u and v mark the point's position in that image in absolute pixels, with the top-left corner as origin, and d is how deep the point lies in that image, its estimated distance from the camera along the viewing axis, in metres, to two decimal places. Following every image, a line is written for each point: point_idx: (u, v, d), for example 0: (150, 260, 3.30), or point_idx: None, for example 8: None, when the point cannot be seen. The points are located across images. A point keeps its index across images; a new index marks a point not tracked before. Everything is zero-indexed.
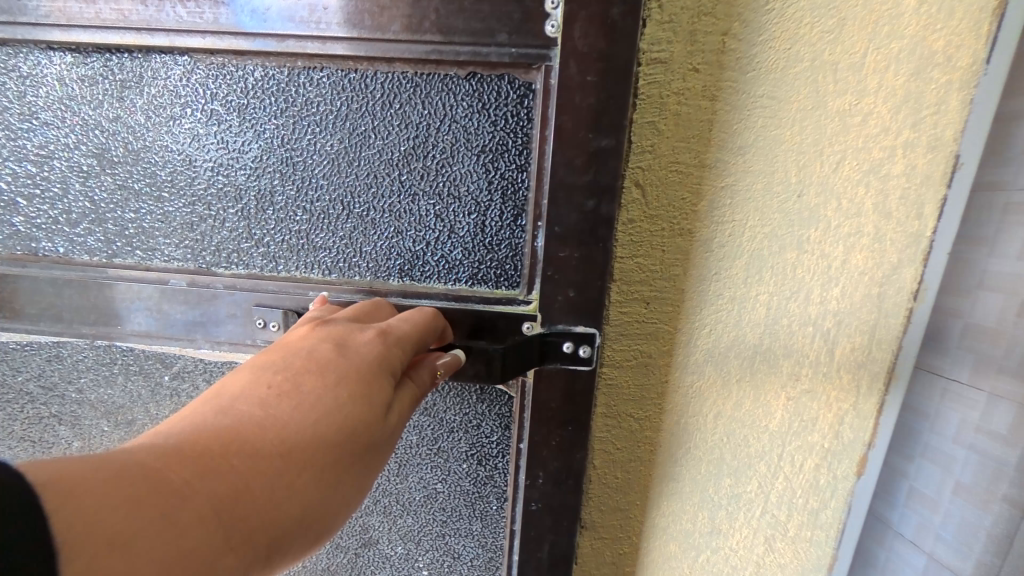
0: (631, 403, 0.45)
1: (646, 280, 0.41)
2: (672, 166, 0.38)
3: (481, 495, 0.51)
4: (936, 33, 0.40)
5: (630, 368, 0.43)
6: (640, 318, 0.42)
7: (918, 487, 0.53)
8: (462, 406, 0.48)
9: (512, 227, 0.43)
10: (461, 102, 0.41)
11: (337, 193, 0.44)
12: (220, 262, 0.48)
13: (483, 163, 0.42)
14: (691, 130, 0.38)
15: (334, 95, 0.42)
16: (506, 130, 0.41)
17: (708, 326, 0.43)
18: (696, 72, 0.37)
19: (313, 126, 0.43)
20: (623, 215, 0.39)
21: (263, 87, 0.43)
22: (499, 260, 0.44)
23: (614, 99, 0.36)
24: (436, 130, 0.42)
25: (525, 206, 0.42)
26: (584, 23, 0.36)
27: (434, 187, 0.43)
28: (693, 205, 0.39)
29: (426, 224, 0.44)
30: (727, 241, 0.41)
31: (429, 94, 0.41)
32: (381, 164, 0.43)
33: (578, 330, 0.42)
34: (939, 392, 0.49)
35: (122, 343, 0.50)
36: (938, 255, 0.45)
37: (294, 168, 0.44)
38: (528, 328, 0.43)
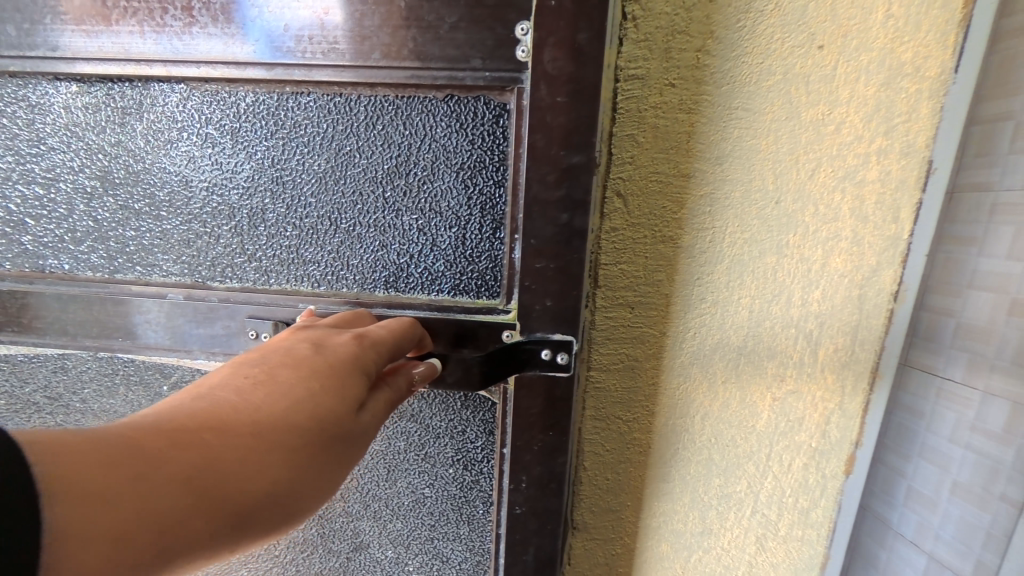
0: (619, 406, 0.46)
1: (630, 286, 0.42)
2: (652, 176, 0.40)
3: (468, 499, 0.52)
4: (904, 45, 0.41)
5: (617, 371, 0.44)
6: (625, 323, 0.43)
7: (917, 486, 0.52)
8: (447, 412, 0.50)
9: (492, 239, 0.44)
10: (440, 123, 0.43)
11: (325, 209, 0.46)
12: (215, 276, 0.49)
13: (462, 180, 0.44)
14: (669, 142, 0.39)
15: (320, 117, 0.44)
16: (483, 148, 0.43)
17: (693, 329, 0.45)
18: (672, 87, 0.38)
19: (301, 146, 0.45)
20: (605, 224, 0.41)
21: (252, 110, 0.45)
22: (480, 271, 0.45)
23: (585, 117, 0.38)
24: (417, 149, 0.44)
25: (503, 219, 0.44)
26: (552, 49, 0.37)
27: (417, 203, 0.45)
28: (673, 213, 0.41)
29: (409, 237, 0.46)
30: (708, 247, 0.43)
31: (410, 116, 0.43)
32: (366, 181, 0.45)
33: (556, 338, 0.43)
34: (934, 391, 0.49)
35: (124, 354, 0.52)
36: (916, 256, 0.46)
37: (284, 187, 0.46)
38: (508, 336, 0.44)
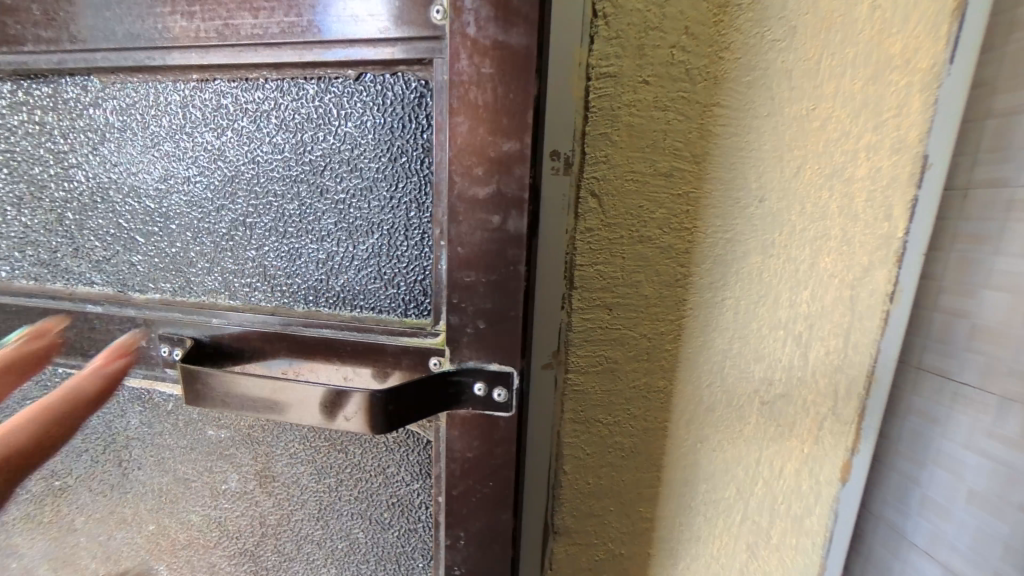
0: (600, 409, 0.44)
1: (608, 287, 0.41)
2: (628, 175, 0.39)
3: (406, 549, 0.47)
4: (892, 37, 0.40)
5: (597, 374, 0.43)
6: (604, 325, 0.42)
7: (931, 495, 0.53)
8: (381, 451, 0.45)
9: (419, 245, 0.40)
10: (353, 108, 0.38)
11: (230, 214, 0.43)
12: (123, 288, 0.47)
13: (381, 175, 0.39)
14: (645, 140, 0.38)
15: (217, 106, 0.40)
16: (404, 136, 0.38)
17: (675, 332, 0.44)
18: (646, 84, 0.37)
19: (198, 141, 0.41)
20: (580, 224, 0.40)
21: (160, 105, 0.41)
22: (408, 282, 0.41)
23: (518, 95, 0.33)
24: (326, 140, 0.39)
25: (430, 222, 0.39)
26: (474, 7, 0.32)
27: (335, 202, 0.40)
28: (651, 213, 0.40)
29: (324, 243, 0.42)
30: (690, 247, 0.42)
31: (316, 100, 0.39)
32: (271, 181, 0.41)
33: (492, 368, 0.38)
34: (950, 395, 0.51)
35: (55, 372, 0.50)
36: (911, 255, 0.45)
37: (184, 189, 0.43)
38: (437, 365, 0.39)
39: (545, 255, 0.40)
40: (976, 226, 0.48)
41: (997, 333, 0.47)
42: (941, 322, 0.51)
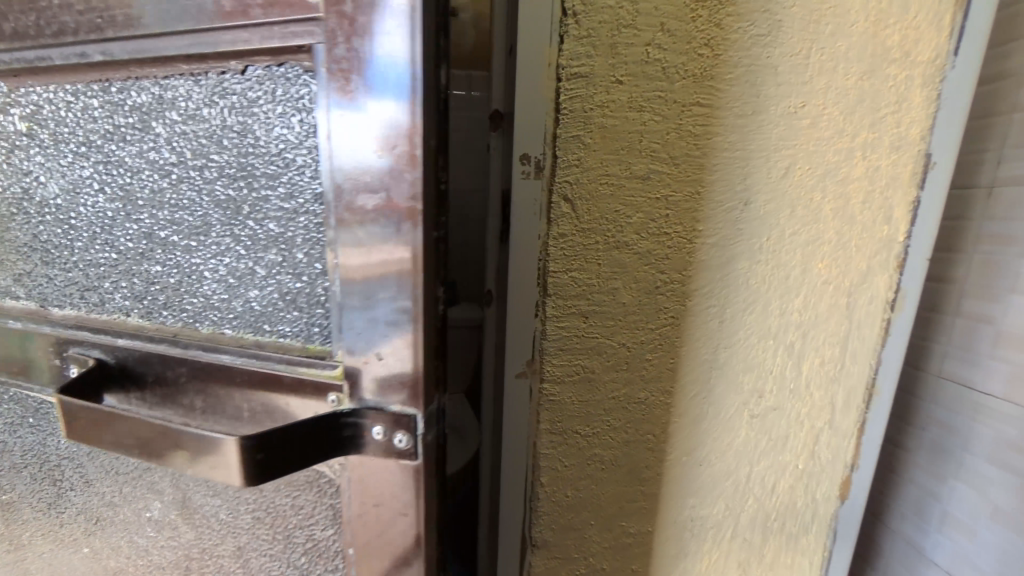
0: (578, 419, 0.43)
1: (584, 294, 0.40)
2: (603, 179, 0.37)
3: None
4: (888, 28, 0.37)
5: (574, 384, 0.42)
6: (580, 333, 0.41)
7: (953, 512, 0.59)
8: None
9: (317, 282, 0.28)
10: (225, 91, 0.27)
11: (95, 236, 0.33)
12: None
13: (265, 185, 0.28)
14: (620, 142, 0.37)
15: (71, 98, 0.31)
16: (293, 128, 0.26)
17: (656, 341, 0.42)
18: (620, 84, 0.36)
19: (57, 144, 0.32)
20: (554, 230, 0.38)
21: (13, 96, 0.32)
22: (305, 332, 0.29)
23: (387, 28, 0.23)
24: (196, 137, 0.28)
25: (330, 249, 0.27)
26: None
27: (211, 223, 0.30)
28: (627, 217, 0.39)
29: (200, 275, 0.31)
30: (670, 253, 0.40)
31: (179, 84, 0.28)
32: (136, 193, 0.31)
33: (394, 409, 0.27)
34: (972, 405, 0.56)
35: None
36: (913, 259, 0.42)
37: (46, 204, 0.34)
38: (333, 403, 0.28)
39: (517, 262, 0.39)
40: (1001, 226, 0.53)
41: (1016, 337, 0.52)
42: (967, 327, 0.57)
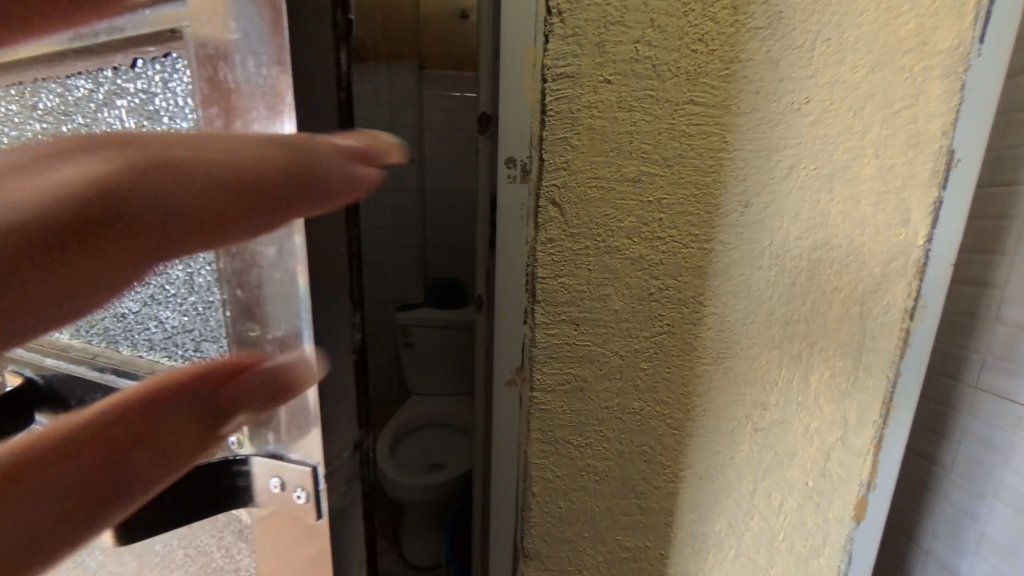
0: (569, 429, 0.41)
1: (573, 300, 0.38)
2: (592, 182, 0.36)
3: None
4: (900, 17, 0.35)
5: (565, 392, 0.41)
6: (570, 341, 0.39)
7: (989, 531, 0.61)
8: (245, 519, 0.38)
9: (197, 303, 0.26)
10: (106, 98, 0.26)
11: None
12: None
13: None
14: (609, 144, 0.35)
15: None
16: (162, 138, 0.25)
17: (650, 350, 0.40)
18: (608, 83, 0.35)
19: None
20: (542, 234, 0.37)
21: None
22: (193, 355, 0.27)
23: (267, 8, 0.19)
24: None
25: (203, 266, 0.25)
26: None
27: None
28: (618, 221, 0.37)
29: None
30: (665, 258, 0.38)
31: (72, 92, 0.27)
32: None
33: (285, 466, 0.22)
34: (1015, 421, 0.58)
35: None
36: (935, 264, 0.39)
37: None
38: (234, 446, 0.23)
39: (504, 266, 0.38)
40: None
41: None
42: (1008, 337, 0.59)
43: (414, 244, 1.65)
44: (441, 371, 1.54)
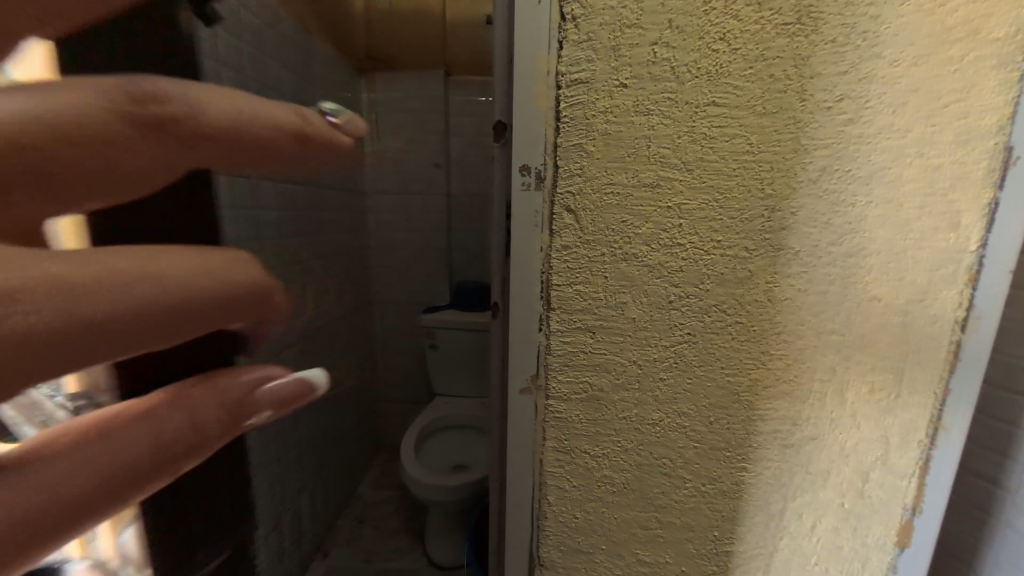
0: (584, 439, 0.40)
1: (589, 308, 0.38)
2: (607, 188, 0.35)
3: None
4: (947, 5, 0.32)
5: (580, 402, 0.40)
6: (586, 350, 0.39)
7: None
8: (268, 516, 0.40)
9: None
10: None
11: None
12: None
13: None
14: (625, 149, 0.35)
15: None
16: None
17: (671, 361, 0.38)
18: (624, 88, 0.34)
19: None
20: (556, 241, 0.37)
21: None
22: None
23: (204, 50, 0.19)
24: None
25: None
26: None
27: None
28: (635, 227, 0.36)
29: None
30: (685, 265, 0.37)
31: None
32: None
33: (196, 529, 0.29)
34: None
35: None
36: (989, 271, 0.36)
37: None
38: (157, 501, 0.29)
39: (520, 271, 0.38)
40: None
41: None
42: None
43: (439, 247, 1.68)
44: (464, 373, 1.55)
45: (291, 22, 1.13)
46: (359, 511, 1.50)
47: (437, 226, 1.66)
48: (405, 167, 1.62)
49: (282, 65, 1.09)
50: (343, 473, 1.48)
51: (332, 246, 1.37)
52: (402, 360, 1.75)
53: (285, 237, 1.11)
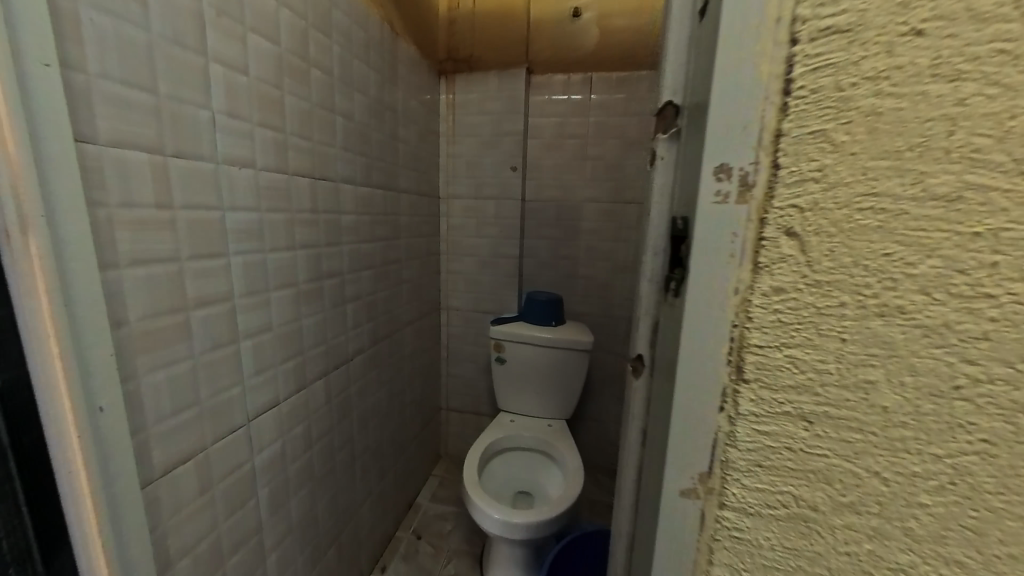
0: (775, 571, 0.27)
1: (807, 386, 0.24)
2: (864, 202, 0.22)
3: None
4: None
5: (775, 519, 0.27)
6: (794, 447, 0.25)
7: None
8: None
9: None
10: None
11: None
12: None
13: None
14: (905, 139, 0.21)
15: None
16: None
17: (944, 478, 0.24)
18: (915, 37, 0.20)
19: None
20: (763, 282, 0.24)
21: None
22: None
23: None
24: None
25: None
26: None
27: None
28: (907, 264, 0.22)
29: None
30: (991, 331, 0.22)
31: None
32: None
33: None
34: None
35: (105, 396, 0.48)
36: None
37: None
38: None
39: (698, 320, 0.25)
40: None
41: None
42: None
43: (511, 254, 1.59)
44: (532, 392, 1.45)
45: (379, 23, 1.11)
46: (417, 523, 1.44)
47: (509, 233, 1.58)
48: (481, 170, 1.55)
49: (368, 66, 1.06)
50: (403, 483, 1.43)
51: (406, 250, 1.34)
52: (466, 370, 1.69)
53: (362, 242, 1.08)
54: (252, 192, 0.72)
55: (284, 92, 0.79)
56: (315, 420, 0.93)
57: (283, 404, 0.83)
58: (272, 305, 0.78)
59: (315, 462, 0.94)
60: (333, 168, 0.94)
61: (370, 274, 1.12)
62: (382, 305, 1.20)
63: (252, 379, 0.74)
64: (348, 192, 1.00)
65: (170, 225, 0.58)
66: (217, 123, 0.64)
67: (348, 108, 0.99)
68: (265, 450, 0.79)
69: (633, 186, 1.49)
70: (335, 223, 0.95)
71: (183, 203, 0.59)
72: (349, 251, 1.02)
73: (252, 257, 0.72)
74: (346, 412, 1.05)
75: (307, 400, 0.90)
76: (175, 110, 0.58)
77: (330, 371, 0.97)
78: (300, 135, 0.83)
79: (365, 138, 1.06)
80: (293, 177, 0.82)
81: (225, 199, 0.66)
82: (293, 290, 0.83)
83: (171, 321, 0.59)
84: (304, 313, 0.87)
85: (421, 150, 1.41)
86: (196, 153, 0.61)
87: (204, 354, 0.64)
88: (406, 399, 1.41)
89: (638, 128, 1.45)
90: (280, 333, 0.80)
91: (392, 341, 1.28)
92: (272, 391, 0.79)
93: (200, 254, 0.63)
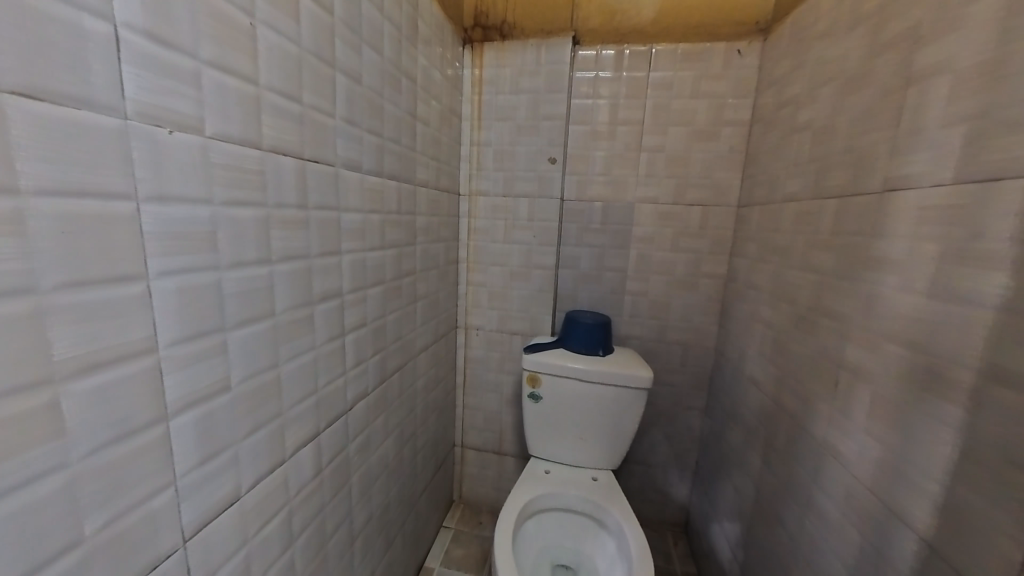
0: None
1: None
2: None
3: None
4: None
5: None
6: None
7: None
8: None
9: None
10: None
11: None
12: None
13: None
14: None
15: None
16: None
17: None
18: None
19: None
20: None
21: None
22: None
23: None
24: None
25: None
26: None
27: None
28: None
29: None
30: None
31: None
32: None
33: None
34: None
35: None
36: None
37: None
38: None
39: None
40: None
41: None
42: None
43: (546, 264, 1.31)
44: (574, 436, 1.17)
45: None
46: None
47: (546, 238, 1.30)
48: (513, 162, 1.28)
49: (384, 12, 0.78)
50: (411, 546, 1.15)
51: (423, 259, 1.06)
52: (488, 400, 1.41)
53: (373, 250, 0.80)
54: (195, 172, 0.43)
55: (258, 19, 0.50)
56: (297, 506, 0.65)
57: (248, 496, 0.55)
58: (231, 352, 0.50)
59: (297, 562, 0.66)
60: (333, 146, 0.65)
61: (379, 291, 0.84)
62: (394, 331, 0.92)
63: (187, 477, 0.46)
64: (352, 181, 0.71)
65: (15, 228, 0.31)
66: (121, 43, 0.36)
67: (356, 64, 0.70)
68: (214, 575, 0.51)
69: (699, 185, 1.22)
70: (332, 224, 0.67)
71: (39, 185, 0.32)
72: (350, 262, 0.73)
73: (192, 279, 0.44)
74: (342, 482, 0.77)
75: (286, 480, 0.62)
76: (23, 6, 0.30)
77: (321, 432, 0.69)
78: (284, 94, 0.55)
79: (377, 110, 0.78)
80: (270, 153, 0.53)
81: (138, 183, 0.38)
82: (266, 325, 0.55)
83: (11, 411, 0.31)
84: (283, 357, 0.58)
85: (443, 135, 1.13)
86: (68, 94, 0.33)
87: (80, 461, 0.36)
88: (418, 444, 1.14)
89: (709, 113, 1.18)
90: (242, 393, 0.52)
91: (403, 374, 1.00)
92: (230, 482, 0.52)
93: (82, 277, 0.35)
